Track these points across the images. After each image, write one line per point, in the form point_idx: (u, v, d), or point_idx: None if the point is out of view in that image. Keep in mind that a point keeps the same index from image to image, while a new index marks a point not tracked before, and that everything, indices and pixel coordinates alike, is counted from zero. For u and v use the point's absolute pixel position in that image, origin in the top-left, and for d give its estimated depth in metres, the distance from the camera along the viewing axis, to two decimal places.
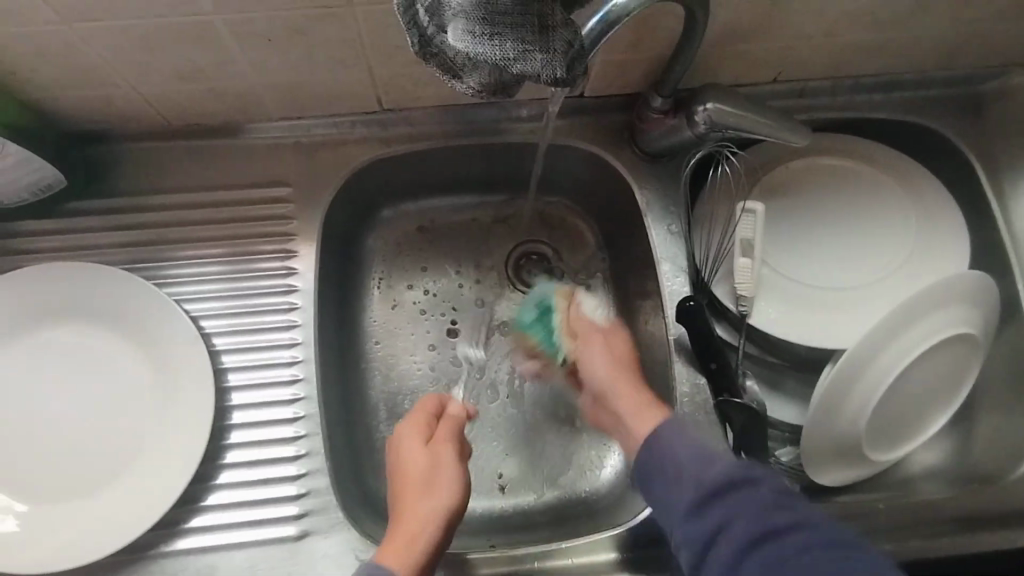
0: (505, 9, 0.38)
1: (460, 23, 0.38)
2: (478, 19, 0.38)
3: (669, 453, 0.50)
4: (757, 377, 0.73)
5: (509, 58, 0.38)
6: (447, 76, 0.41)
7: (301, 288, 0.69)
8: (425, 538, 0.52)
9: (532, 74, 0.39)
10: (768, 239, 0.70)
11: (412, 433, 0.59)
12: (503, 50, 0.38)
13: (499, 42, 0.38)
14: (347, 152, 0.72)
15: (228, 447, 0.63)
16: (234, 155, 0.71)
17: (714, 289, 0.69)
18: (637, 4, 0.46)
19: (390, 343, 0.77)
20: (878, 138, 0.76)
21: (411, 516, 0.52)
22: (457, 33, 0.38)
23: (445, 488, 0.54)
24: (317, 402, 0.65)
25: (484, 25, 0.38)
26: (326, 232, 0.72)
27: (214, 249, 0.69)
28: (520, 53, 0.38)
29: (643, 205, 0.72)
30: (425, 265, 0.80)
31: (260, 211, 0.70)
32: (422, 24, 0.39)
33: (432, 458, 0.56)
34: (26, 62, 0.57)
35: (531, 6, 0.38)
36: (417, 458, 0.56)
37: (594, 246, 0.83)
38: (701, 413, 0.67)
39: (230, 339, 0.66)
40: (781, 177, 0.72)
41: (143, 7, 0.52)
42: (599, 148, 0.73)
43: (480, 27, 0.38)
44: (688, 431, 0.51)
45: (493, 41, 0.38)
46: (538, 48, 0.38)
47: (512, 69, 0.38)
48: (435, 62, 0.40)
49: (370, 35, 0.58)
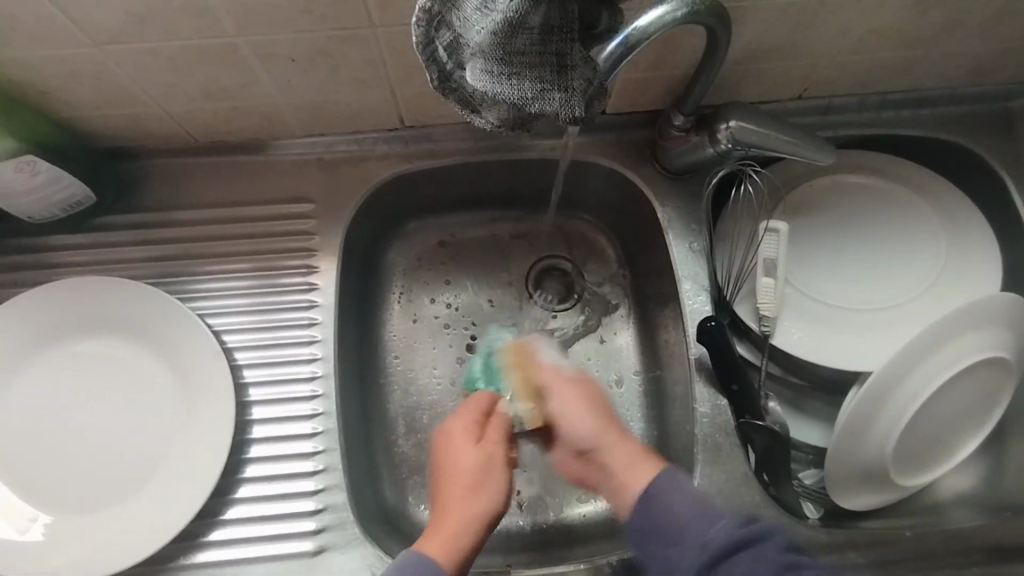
0: (524, 49, 0.37)
1: (478, 63, 0.38)
2: (495, 59, 0.37)
3: (668, 509, 0.49)
4: (778, 398, 0.72)
5: (528, 98, 0.38)
6: (467, 109, 0.42)
7: (321, 304, 0.69)
8: (471, 537, 0.52)
9: (550, 114, 0.39)
10: (791, 258, 0.68)
11: (472, 427, 0.58)
12: (521, 92, 0.38)
13: (517, 82, 0.38)
14: (369, 169, 0.72)
15: (247, 462, 0.63)
16: (258, 172, 0.72)
17: (737, 309, 0.68)
18: (657, 28, 0.45)
19: (410, 358, 0.77)
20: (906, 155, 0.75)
21: (464, 513, 0.53)
22: (475, 75, 0.38)
23: (494, 490, 0.54)
24: (336, 417, 0.65)
25: (502, 68, 0.37)
26: (347, 248, 0.72)
27: (237, 265, 0.70)
28: (538, 93, 0.38)
29: (664, 223, 0.71)
30: (447, 279, 0.81)
31: (282, 226, 0.71)
32: (441, 60, 0.40)
33: (490, 453, 0.56)
34: (57, 83, 0.58)
35: (550, 46, 0.37)
36: (474, 452, 0.56)
37: (615, 262, 0.82)
38: (721, 434, 0.66)
39: (251, 355, 0.67)
40: (805, 195, 0.71)
41: (170, 31, 0.53)
42: (620, 166, 0.73)
43: (498, 69, 0.37)
44: (682, 485, 0.51)
45: (511, 81, 0.38)
46: (556, 88, 0.38)
47: (529, 110, 0.39)
48: (454, 97, 0.41)
49: (392, 55, 0.58)
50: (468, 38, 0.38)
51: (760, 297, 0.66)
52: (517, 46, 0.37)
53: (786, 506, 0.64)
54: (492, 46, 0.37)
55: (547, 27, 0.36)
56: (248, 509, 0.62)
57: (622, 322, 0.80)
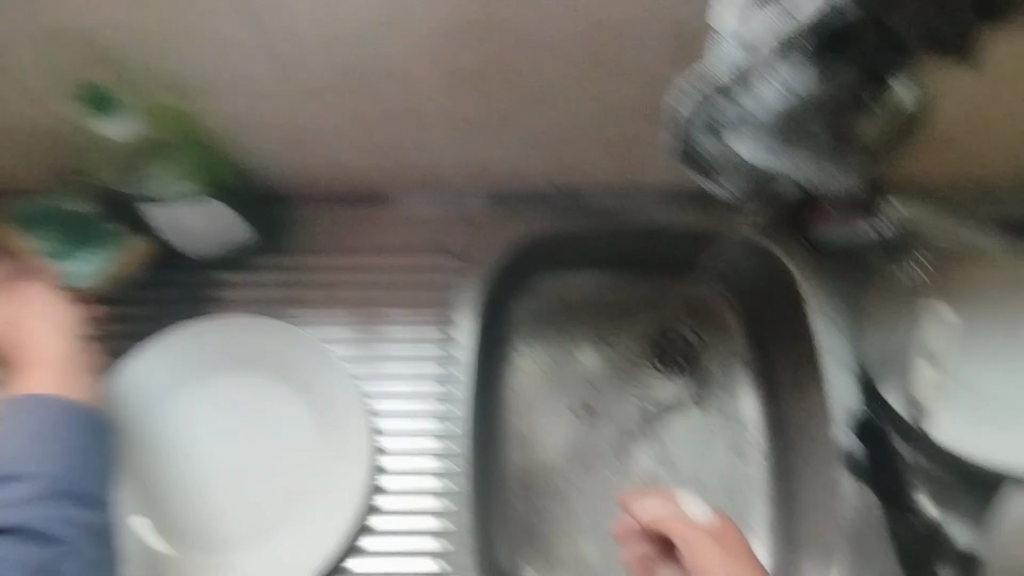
0: (803, 127, 0.53)
1: (756, 135, 0.54)
2: (775, 133, 0.54)
3: None
4: (926, 491, 0.64)
5: (786, 172, 0.56)
6: (704, 176, 0.60)
7: (456, 359, 0.69)
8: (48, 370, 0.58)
9: (824, 188, 0.58)
10: (956, 351, 0.67)
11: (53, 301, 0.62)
12: (794, 164, 0.56)
13: (788, 155, 0.55)
14: (514, 223, 0.74)
15: (374, 510, 0.64)
16: (405, 223, 0.74)
17: (886, 396, 0.67)
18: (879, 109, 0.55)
19: (527, 415, 0.79)
20: None
21: (25, 351, 0.59)
22: (756, 151, 0.55)
23: (65, 335, 0.60)
24: (462, 478, 0.65)
25: (779, 149, 0.55)
26: (483, 304, 0.72)
27: (380, 314, 0.71)
28: (800, 169, 0.56)
29: (807, 300, 0.70)
30: (579, 329, 0.83)
31: (424, 277, 0.72)
32: (716, 125, 0.55)
33: (61, 333, 0.60)
34: (264, 124, 0.66)
35: (834, 125, 0.54)
36: (58, 317, 0.61)
37: (740, 334, 0.81)
38: (868, 533, 0.66)
39: (390, 403, 0.68)
40: (957, 281, 0.69)
41: (365, 69, 0.62)
42: (763, 235, 0.71)
43: (780, 154, 0.55)
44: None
45: (780, 153, 0.55)
46: (835, 163, 0.57)
47: (808, 185, 0.58)
48: (696, 162, 0.59)
49: (561, 93, 0.65)
50: (753, 120, 0.53)
51: None
52: (797, 127, 0.53)
53: None
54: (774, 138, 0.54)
55: (824, 114, 0.53)
56: (376, 562, 0.62)
57: (746, 395, 0.79)
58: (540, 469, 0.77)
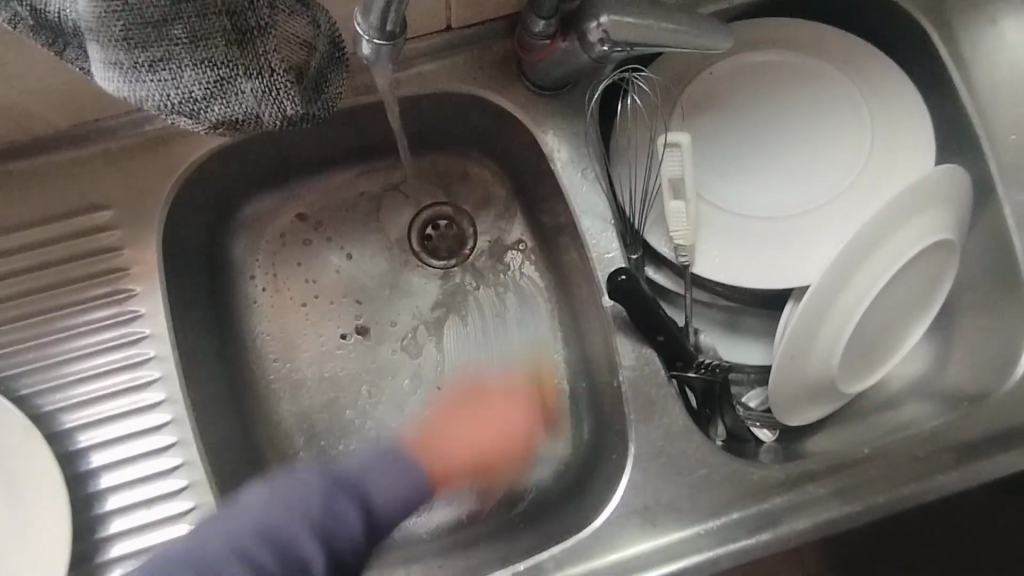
0: (150, 29, 0.29)
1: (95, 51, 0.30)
2: (115, 45, 0.29)
3: None
4: (710, 325, 0.64)
5: (193, 100, 0.32)
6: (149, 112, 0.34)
7: (151, 333, 0.55)
8: None
9: (200, 120, 0.33)
10: (705, 168, 0.58)
11: None
12: (158, 81, 0.31)
13: (158, 74, 0.31)
14: (174, 148, 0.56)
15: (105, 544, 0.52)
16: (28, 184, 0.55)
17: (649, 236, 0.59)
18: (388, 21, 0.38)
19: (292, 357, 0.68)
20: (802, 9, 0.65)
21: None
22: (110, 75, 0.31)
23: None
24: (201, 467, 0.54)
25: (130, 65, 0.30)
26: (170, 254, 0.58)
27: (36, 306, 0.55)
28: (212, 96, 0.32)
29: (551, 152, 0.59)
30: (326, 245, 0.70)
31: (82, 246, 0.56)
32: (38, 31, 0.31)
33: None
34: None
35: (222, 31, 0.30)
36: None
37: (505, 196, 0.71)
38: (653, 387, 0.57)
39: (86, 414, 0.54)
40: (702, 88, 0.58)
41: None
42: (483, 90, 0.59)
43: (130, 69, 0.30)
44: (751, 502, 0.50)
45: (154, 75, 0.31)
46: (261, 83, 0.32)
47: (180, 112, 0.33)
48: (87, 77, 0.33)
49: None
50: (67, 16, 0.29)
51: (673, 225, 0.56)
52: (138, 22, 0.29)
53: (731, 437, 0.59)
54: (114, 38, 0.29)
55: (188, 29, 0.30)
56: None
57: (528, 261, 0.71)
58: (321, 411, 0.67)
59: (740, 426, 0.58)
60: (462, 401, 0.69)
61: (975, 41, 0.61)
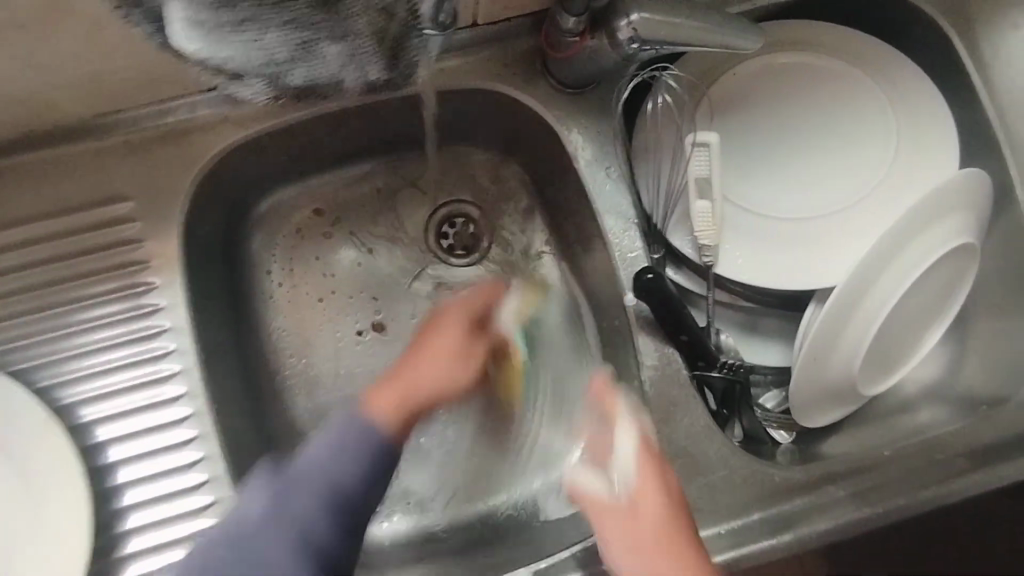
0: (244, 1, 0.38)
1: (184, 17, 0.39)
2: (207, 15, 0.38)
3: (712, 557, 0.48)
4: (728, 324, 0.63)
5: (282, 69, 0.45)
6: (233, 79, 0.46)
7: (171, 326, 0.55)
8: None
9: (277, 80, 0.46)
10: (732, 167, 0.58)
11: None
12: (241, 40, 0.41)
13: (251, 40, 0.41)
14: (197, 140, 0.56)
15: (123, 540, 0.52)
16: (47, 173, 0.55)
17: (671, 237, 0.58)
18: None
19: (308, 352, 0.67)
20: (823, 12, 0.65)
21: None
22: (192, 35, 0.40)
23: None
24: (220, 463, 0.54)
25: (222, 30, 0.39)
26: (190, 249, 0.57)
27: (55, 297, 0.55)
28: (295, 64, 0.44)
29: (575, 149, 0.59)
30: (343, 241, 0.69)
31: (101, 238, 0.55)
32: None
33: None
34: None
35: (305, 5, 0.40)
36: None
37: (523, 194, 0.71)
38: (676, 386, 0.57)
39: (104, 407, 0.54)
40: (727, 89, 0.59)
41: None
42: (508, 86, 0.59)
43: (215, 28, 0.39)
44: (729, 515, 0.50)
45: (247, 42, 0.41)
46: (342, 48, 0.44)
47: (261, 67, 0.43)
48: None
49: None
50: None
51: (698, 224, 0.56)
52: None
53: (749, 437, 0.58)
54: None
55: None
56: None
57: (544, 259, 0.71)
58: (337, 407, 0.67)
59: (758, 426, 0.58)
60: (478, 400, 0.69)
61: (996, 48, 0.61)
